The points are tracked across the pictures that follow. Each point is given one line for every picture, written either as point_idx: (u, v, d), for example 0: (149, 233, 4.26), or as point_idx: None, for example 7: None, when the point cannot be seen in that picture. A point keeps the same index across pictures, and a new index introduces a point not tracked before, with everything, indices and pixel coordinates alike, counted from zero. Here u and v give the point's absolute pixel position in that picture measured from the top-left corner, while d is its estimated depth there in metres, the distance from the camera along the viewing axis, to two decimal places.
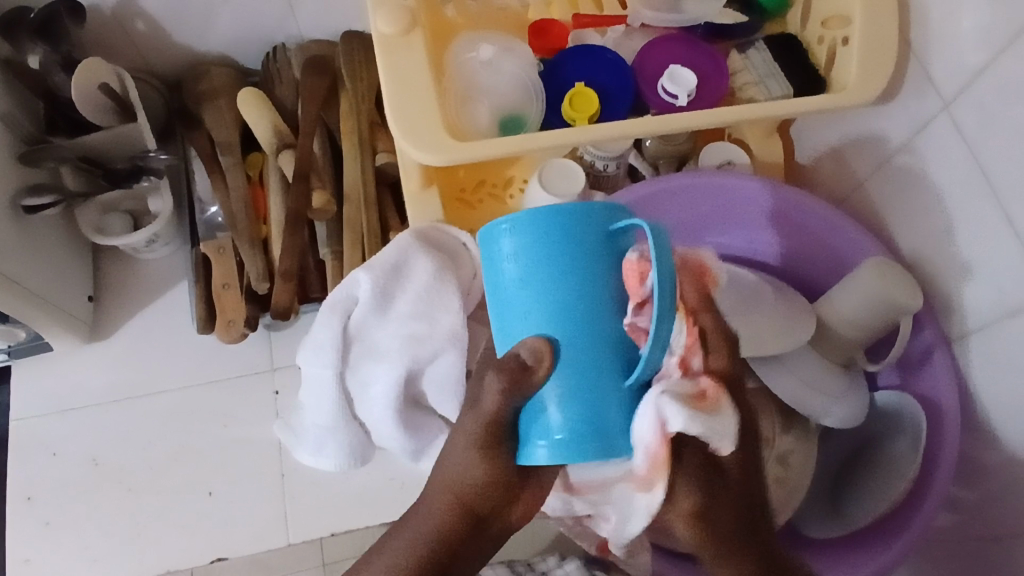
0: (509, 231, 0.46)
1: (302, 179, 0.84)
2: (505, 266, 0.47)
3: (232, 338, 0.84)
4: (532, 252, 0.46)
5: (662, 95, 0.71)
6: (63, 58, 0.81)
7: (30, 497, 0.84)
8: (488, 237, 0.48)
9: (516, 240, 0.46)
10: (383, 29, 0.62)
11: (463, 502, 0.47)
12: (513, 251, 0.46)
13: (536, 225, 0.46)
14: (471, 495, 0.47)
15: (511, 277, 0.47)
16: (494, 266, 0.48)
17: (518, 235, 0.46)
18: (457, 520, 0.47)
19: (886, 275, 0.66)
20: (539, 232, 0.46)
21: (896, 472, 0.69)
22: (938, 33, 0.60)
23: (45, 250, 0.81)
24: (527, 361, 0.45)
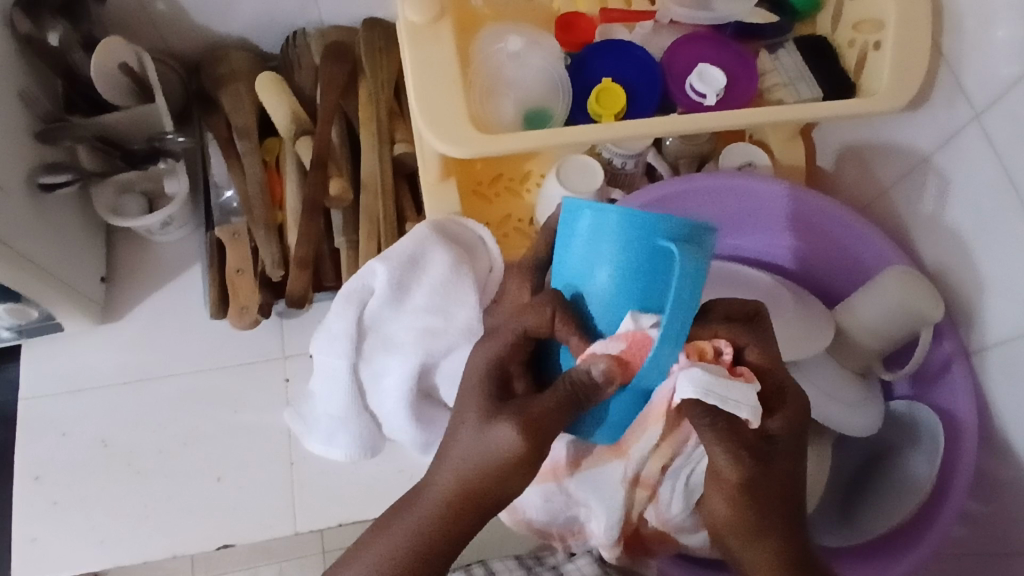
0: (597, 220, 0.44)
1: (320, 166, 0.83)
2: (583, 254, 0.46)
3: (245, 323, 0.84)
4: (612, 257, 0.44)
5: (690, 94, 0.70)
6: (83, 37, 0.81)
7: (38, 477, 0.84)
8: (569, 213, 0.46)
9: (602, 228, 0.44)
10: (411, 18, 0.61)
11: (472, 494, 0.45)
12: (596, 240, 0.45)
13: (627, 225, 0.43)
14: (478, 488, 0.45)
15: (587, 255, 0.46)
16: (574, 238, 0.46)
17: (602, 225, 0.44)
18: (461, 515, 0.46)
19: (909, 284, 0.65)
20: (617, 230, 0.44)
21: (909, 485, 0.69)
22: (971, 41, 0.59)
23: (60, 228, 0.80)
24: (597, 378, 0.44)
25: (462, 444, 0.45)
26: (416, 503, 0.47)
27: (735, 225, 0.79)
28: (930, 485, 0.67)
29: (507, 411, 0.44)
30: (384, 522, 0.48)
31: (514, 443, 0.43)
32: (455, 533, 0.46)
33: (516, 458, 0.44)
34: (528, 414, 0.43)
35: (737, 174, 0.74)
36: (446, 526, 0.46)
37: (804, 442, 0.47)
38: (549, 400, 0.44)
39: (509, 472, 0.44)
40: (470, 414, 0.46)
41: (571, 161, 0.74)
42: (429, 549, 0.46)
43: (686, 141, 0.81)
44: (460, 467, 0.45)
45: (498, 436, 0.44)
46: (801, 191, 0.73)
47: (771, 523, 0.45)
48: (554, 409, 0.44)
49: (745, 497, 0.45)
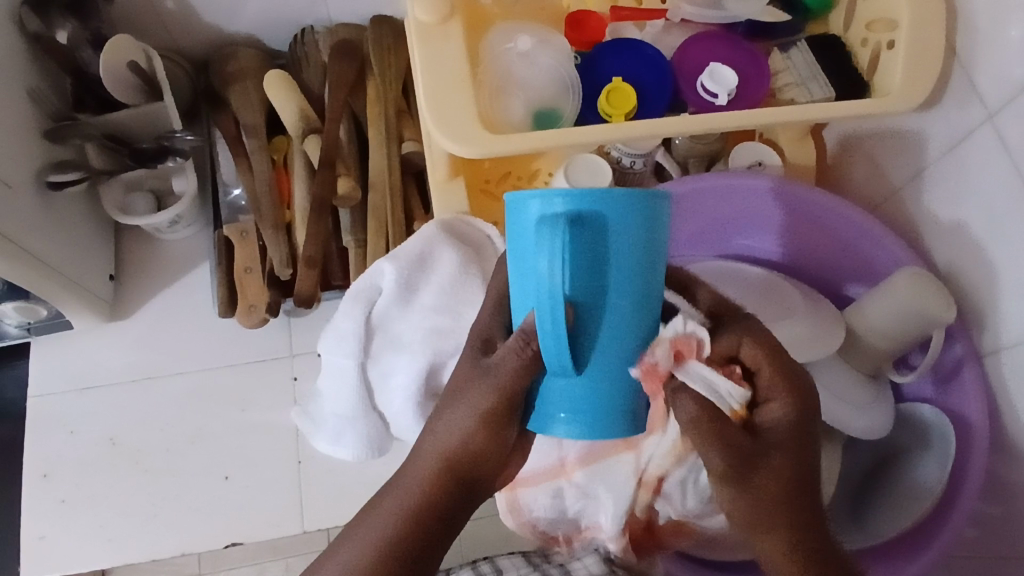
0: (554, 241, 0.38)
1: (328, 165, 0.83)
2: (528, 255, 0.40)
3: (253, 322, 0.84)
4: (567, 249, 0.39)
5: (702, 94, 0.69)
6: (92, 34, 0.80)
7: (46, 475, 0.84)
8: (513, 207, 0.41)
9: (549, 216, 0.39)
10: (421, 17, 0.61)
11: (455, 456, 0.46)
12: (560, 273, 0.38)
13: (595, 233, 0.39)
14: (462, 450, 0.46)
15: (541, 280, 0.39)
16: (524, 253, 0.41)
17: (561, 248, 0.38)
18: (445, 485, 0.46)
19: (921, 287, 0.64)
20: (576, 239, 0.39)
21: (919, 488, 0.68)
22: (987, 41, 0.59)
23: (68, 226, 0.80)
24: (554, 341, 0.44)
25: (446, 416, 0.46)
26: (403, 475, 0.47)
27: (741, 223, 0.79)
28: (939, 490, 0.66)
29: (480, 378, 0.45)
30: (368, 507, 0.47)
31: (490, 401, 0.45)
32: (445, 502, 0.46)
33: (491, 414, 0.45)
34: (497, 373, 0.44)
35: (746, 172, 0.73)
36: (433, 496, 0.46)
37: (815, 439, 0.44)
38: (507, 362, 0.44)
39: (485, 428, 0.45)
40: (455, 384, 0.47)
41: (579, 160, 0.74)
42: (414, 526, 0.45)
43: (695, 141, 0.80)
44: (445, 430, 0.46)
45: (476, 398, 0.45)
46: (813, 191, 0.72)
47: (779, 526, 0.42)
48: (519, 372, 0.44)
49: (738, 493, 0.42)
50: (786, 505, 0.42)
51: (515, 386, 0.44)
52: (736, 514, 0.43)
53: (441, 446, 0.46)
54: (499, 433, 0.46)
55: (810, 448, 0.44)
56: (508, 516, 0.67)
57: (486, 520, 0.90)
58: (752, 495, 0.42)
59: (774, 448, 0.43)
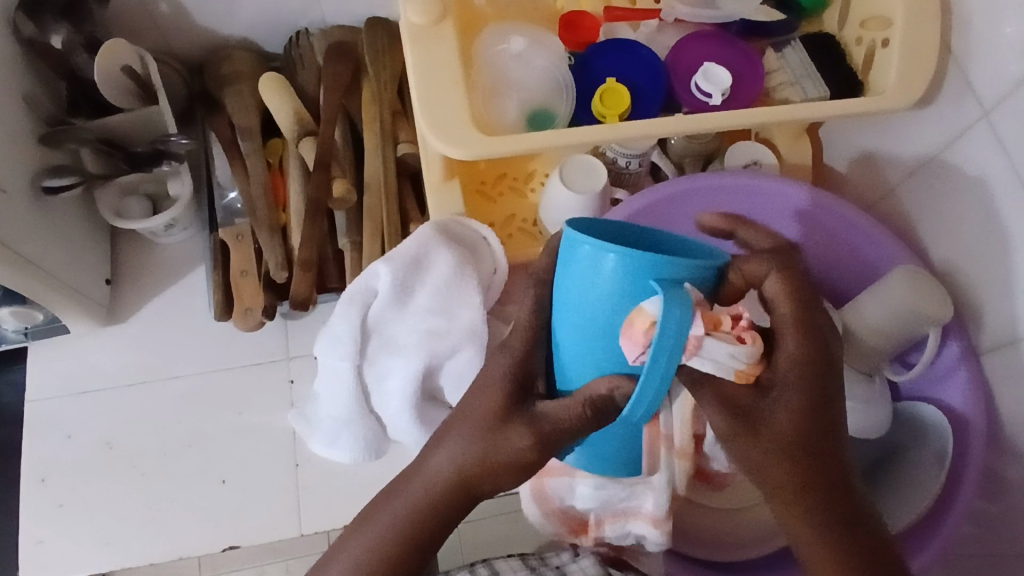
0: (593, 253, 0.45)
1: (323, 167, 0.83)
2: (582, 292, 0.46)
3: (249, 325, 0.84)
4: (618, 292, 0.45)
5: (695, 93, 0.69)
6: (86, 39, 0.79)
7: (44, 478, 0.84)
8: (570, 244, 0.46)
9: (601, 260, 0.44)
10: (413, 19, 0.61)
11: (472, 482, 0.47)
12: (612, 275, 0.44)
13: (621, 256, 0.44)
14: (480, 478, 0.47)
15: (585, 287, 0.46)
16: (572, 275, 0.47)
17: (613, 263, 0.44)
18: (451, 502, 0.48)
19: (917, 286, 0.65)
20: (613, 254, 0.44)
21: (918, 486, 0.68)
22: (981, 39, 0.58)
23: (64, 230, 0.80)
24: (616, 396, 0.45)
25: (463, 443, 0.47)
26: (411, 484, 0.48)
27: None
28: (937, 489, 0.66)
29: (520, 420, 0.46)
30: (383, 494, 0.50)
31: (522, 449, 0.45)
32: (447, 515, 0.48)
33: (515, 461, 0.46)
34: (546, 421, 0.45)
35: (746, 173, 0.73)
36: (439, 509, 0.48)
37: (829, 379, 0.45)
38: (568, 416, 0.45)
39: (510, 473, 0.46)
40: (483, 411, 0.47)
41: (573, 161, 0.73)
42: (420, 529, 0.48)
43: (690, 141, 0.80)
44: (465, 454, 0.46)
45: (513, 442, 0.45)
46: (812, 192, 0.72)
47: (792, 484, 0.44)
48: (564, 425, 0.45)
49: (751, 456, 0.45)
50: (792, 446, 0.44)
51: (554, 431, 0.45)
52: (748, 459, 0.45)
53: (457, 467, 0.47)
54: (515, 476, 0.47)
55: (819, 403, 0.45)
56: (532, 505, 0.66)
57: (483, 522, 0.89)
58: (759, 438, 0.44)
59: (778, 398, 0.45)
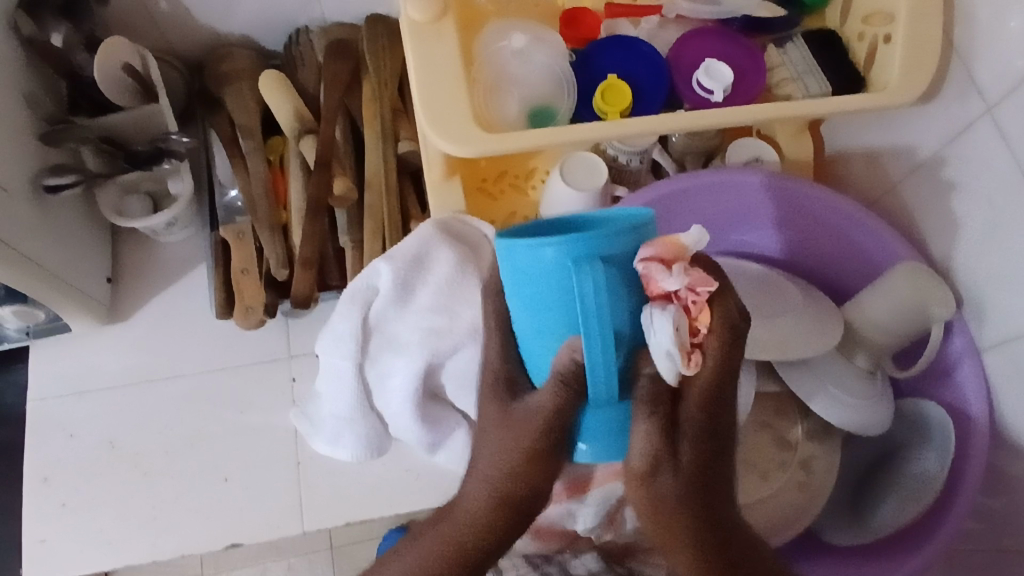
0: (530, 252, 0.42)
1: (323, 165, 0.82)
2: (537, 288, 0.43)
3: (250, 323, 0.84)
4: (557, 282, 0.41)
5: (697, 90, 0.69)
6: (85, 38, 0.80)
7: (46, 479, 0.84)
8: (506, 251, 0.43)
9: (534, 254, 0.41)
10: (413, 16, 0.61)
11: (506, 496, 0.44)
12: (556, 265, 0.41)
13: (560, 250, 0.40)
14: (511, 488, 0.44)
15: (535, 281, 0.43)
16: (524, 279, 0.44)
17: (557, 258, 0.41)
18: (495, 524, 0.44)
19: (920, 281, 0.65)
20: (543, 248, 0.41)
21: (920, 480, 0.68)
22: (985, 34, 0.58)
23: (66, 230, 0.80)
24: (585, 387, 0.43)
25: (482, 458, 0.45)
26: (452, 516, 0.46)
27: (735, 217, 0.77)
28: (940, 484, 0.66)
29: (521, 411, 0.44)
30: (421, 530, 0.49)
31: (536, 434, 0.43)
32: (495, 537, 0.45)
33: (527, 454, 0.43)
34: (542, 407, 0.43)
35: (752, 170, 0.73)
36: (482, 534, 0.45)
37: None
38: (552, 397, 0.43)
39: (531, 467, 0.43)
40: (493, 408, 0.46)
41: (575, 158, 0.73)
42: (464, 556, 0.45)
43: (691, 137, 0.80)
44: (488, 471, 0.44)
45: (524, 430, 0.44)
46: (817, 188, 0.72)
47: (655, 506, 0.42)
48: (560, 406, 0.43)
49: (656, 501, 0.42)
50: None
51: (552, 422, 0.43)
52: None
53: (485, 487, 0.44)
54: (538, 478, 0.44)
55: None
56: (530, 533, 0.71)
57: None
58: None
59: None
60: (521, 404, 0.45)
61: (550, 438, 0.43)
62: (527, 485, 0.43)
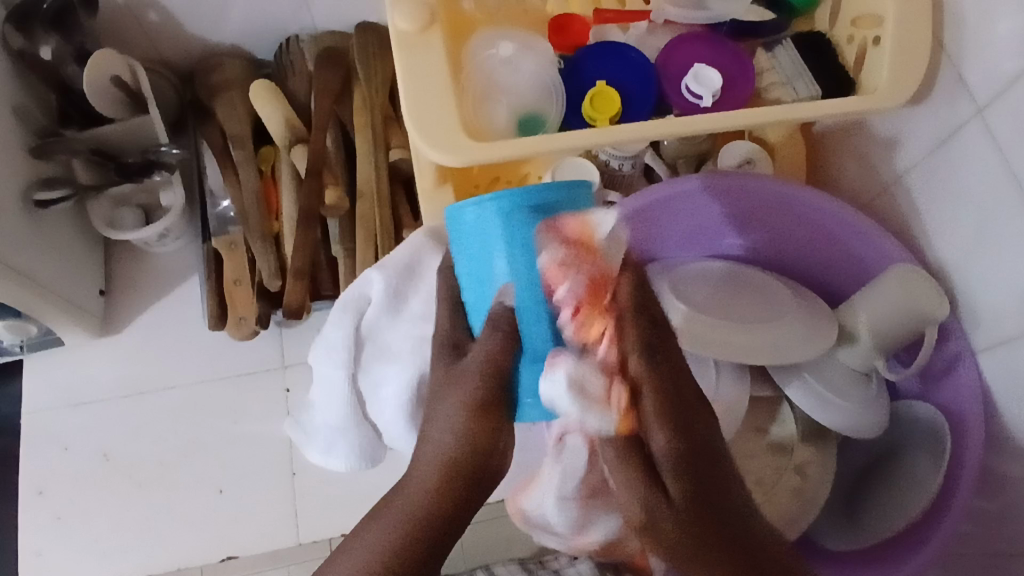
0: (486, 232, 0.49)
1: (314, 174, 0.82)
2: (475, 261, 0.51)
3: (243, 334, 0.85)
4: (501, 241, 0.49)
5: (686, 95, 0.69)
6: (76, 49, 0.79)
7: (41, 491, 0.84)
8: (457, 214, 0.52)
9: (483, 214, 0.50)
10: (400, 26, 0.60)
11: (453, 461, 0.46)
12: (505, 270, 0.49)
13: (504, 231, 0.49)
14: (460, 453, 0.46)
15: (482, 244, 0.50)
16: (465, 240, 0.52)
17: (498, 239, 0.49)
18: (447, 489, 0.46)
19: (912, 283, 0.64)
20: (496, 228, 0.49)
21: (915, 486, 0.67)
22: (973, 36, 0.58)
23: (57, 243, 0.80)
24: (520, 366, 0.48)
25: (433, 431, 0.48)
26: (399, 494, 0.46)
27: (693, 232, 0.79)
28: (934, 488, 0.66)
29: (465, 369, 0.49)
30: (371, 511, 0.47)
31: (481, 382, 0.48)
32: (446, 504, 0.46)
33: (479, 400, 0.47)
34: (483, 351, 0.49)
35: (741, 174, 0.72)
36: (433, 498, 0.46)
37: (710, 454, 0.44)
38: (485, 354, 0.49)
39: (478, 423, 0.47)
40: (443, 373, 0.51)
41: (566, 163, 0.73)
42: (408, 530, 0.45)
43: (684, 141, 0.80)
44: (440, 435, 0.47)
45: (466, 393, 0.48)
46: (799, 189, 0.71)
47: (666, 525, 0.42)
48: (497, 350, 0.49)
49: (643, 463, 0.44)
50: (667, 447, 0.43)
51: (494, 366, 0.48)
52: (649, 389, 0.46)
53: (438, 451, 0.47)
54: (492, 428, 0.47)
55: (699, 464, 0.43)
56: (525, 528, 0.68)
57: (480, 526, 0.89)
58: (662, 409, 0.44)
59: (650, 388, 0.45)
60: (468, 367, 0.49)
61: (492, 392, 0.48)
62: (492, 442, 0.47)
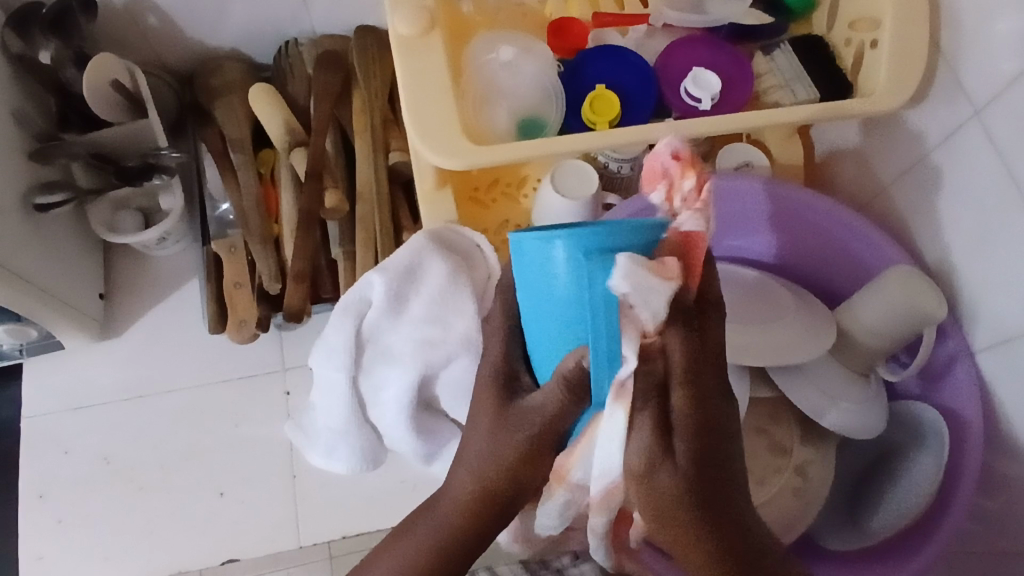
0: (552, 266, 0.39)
1: (314, 177, 0.82)
2: (535, 296, 0.42)
3: (244, 337, 0.84)
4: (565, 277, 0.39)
5: (685, 98, 0.69)
6: (74, 53, 0.79)
7: (42, 495, 0.84)
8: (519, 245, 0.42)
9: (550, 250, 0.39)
10: (401, 30, 0.61)
11: (490, 494, 0.45)
12: (573, 293, 0.39)
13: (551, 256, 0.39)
14: (497, 488, 0.44)
15: (544, 282, 0.40)
16: (529, 275, 0.42)
17: (562, 266, 0.39)
18: (478, 524, 0.46)
19: (910, 282, 0.65)
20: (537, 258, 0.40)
21: (915, 482, 0.68)
22: (970, 37, 0.58)
23: (57, 246, 0.80)
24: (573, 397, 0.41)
25: (469, 451, 0.45)
26: (440, 506, 0.47)
27: (725, 228, 0.78)
28: (933, 486, 0.66)
29: (511, 418, 0.43)
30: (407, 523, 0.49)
31: (522, 437, 0.43)
32: (478, 530, 0.46)
33: (524, 450, 0.43)
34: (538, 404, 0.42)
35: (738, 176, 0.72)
36: (470, 526, 0.46)
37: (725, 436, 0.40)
38: (551, 404, 0.42)
39: (521, 469, 0.43)
40: (484, 414, 0.45)
41: (566, 166, 0.73)
42: (444, 553, 0.47)
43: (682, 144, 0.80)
44: (476, 471, 0.44)
45: (506, 445, 0.43)
46: (791, 191, 0.72)
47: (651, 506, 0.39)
48: (557, 413, 0.42)
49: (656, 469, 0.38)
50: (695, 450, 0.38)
51: (549, 430, 0.42)
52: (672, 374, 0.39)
53: (475, 481, 0.45)
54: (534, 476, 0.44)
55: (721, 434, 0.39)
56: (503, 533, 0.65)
57: None
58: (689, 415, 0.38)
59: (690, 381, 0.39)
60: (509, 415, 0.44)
61: (536, 446, 0.43)
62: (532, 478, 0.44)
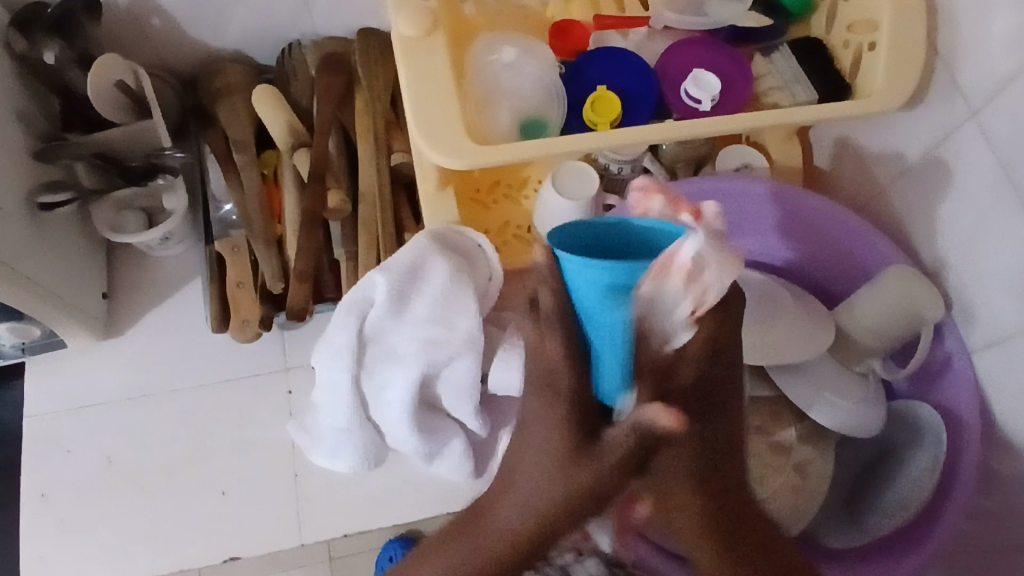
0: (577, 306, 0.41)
1: (317, 178, 0.83)
2: None
3: (246, 336, 0.84)
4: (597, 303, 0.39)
5: (685, 99, 0.70)
6: (78, 54, 0.80)
7: (44, 495, 0.84)
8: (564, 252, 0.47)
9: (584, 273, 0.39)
10: (404, 31, 0.62)
11: (549, 532, 0.38)
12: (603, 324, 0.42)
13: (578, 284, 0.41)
14: (562, 526, 0.38)
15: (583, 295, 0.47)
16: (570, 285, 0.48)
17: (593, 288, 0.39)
18: (525, 556, 0.39)
19: (908, 282, 0.65)
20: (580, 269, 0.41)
21: (908, 479, 0.68)
22: (969, 40, 0.59)
23: (60, 246, 0.80)
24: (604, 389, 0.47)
25: (513, 485, 0.39)
26: (484, 531, 0.40)
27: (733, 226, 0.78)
28: (930, 484, 0.67)
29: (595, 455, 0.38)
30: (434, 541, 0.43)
31: (609, 472, 0.38)
32: (521, 565, 0.40)
33: (588, 488, 0.38)
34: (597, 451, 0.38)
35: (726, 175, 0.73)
36: (516, 558, 0.39)
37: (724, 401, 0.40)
38: (627, 435, 0.38)
39: (597, 507, 0.38)
40: (553, 444, 0.38)
41: (567, 167, 0.74)
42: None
43: (681, 145, 0.80)
44: (536, 500, 0.38)
45: (593, 475, 0.37)
46: (777, 187, 0.73)
47: (683, 471, 0.39)
48: (639, 436, 0.38)
49: (687, 434, 0.39)
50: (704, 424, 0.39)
51: (635, 453, 0.38)
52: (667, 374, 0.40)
53: (534, 515, 0.38)
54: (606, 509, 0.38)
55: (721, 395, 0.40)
56: None
57: None
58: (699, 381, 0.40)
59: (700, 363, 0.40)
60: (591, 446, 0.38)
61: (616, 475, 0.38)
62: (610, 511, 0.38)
